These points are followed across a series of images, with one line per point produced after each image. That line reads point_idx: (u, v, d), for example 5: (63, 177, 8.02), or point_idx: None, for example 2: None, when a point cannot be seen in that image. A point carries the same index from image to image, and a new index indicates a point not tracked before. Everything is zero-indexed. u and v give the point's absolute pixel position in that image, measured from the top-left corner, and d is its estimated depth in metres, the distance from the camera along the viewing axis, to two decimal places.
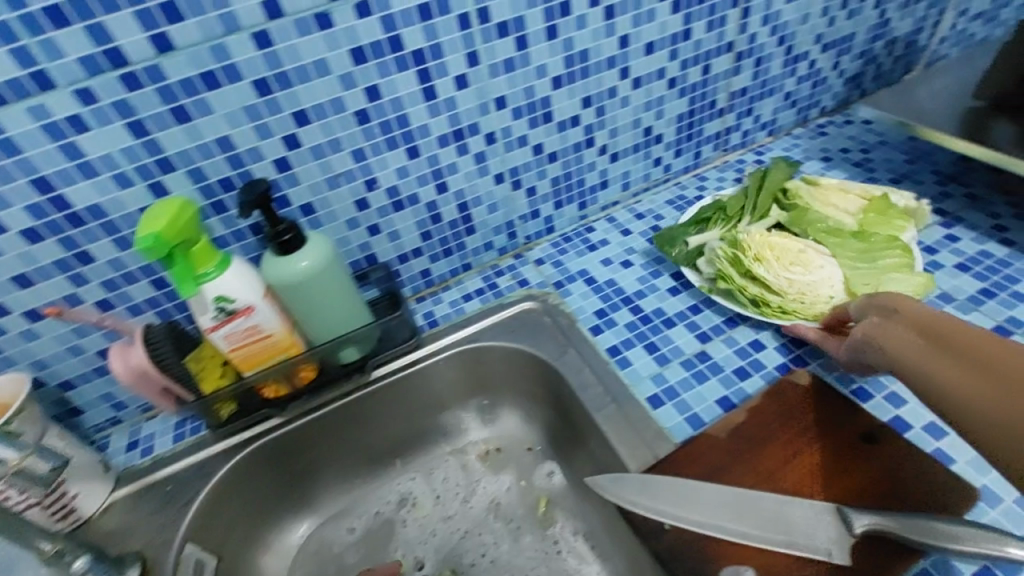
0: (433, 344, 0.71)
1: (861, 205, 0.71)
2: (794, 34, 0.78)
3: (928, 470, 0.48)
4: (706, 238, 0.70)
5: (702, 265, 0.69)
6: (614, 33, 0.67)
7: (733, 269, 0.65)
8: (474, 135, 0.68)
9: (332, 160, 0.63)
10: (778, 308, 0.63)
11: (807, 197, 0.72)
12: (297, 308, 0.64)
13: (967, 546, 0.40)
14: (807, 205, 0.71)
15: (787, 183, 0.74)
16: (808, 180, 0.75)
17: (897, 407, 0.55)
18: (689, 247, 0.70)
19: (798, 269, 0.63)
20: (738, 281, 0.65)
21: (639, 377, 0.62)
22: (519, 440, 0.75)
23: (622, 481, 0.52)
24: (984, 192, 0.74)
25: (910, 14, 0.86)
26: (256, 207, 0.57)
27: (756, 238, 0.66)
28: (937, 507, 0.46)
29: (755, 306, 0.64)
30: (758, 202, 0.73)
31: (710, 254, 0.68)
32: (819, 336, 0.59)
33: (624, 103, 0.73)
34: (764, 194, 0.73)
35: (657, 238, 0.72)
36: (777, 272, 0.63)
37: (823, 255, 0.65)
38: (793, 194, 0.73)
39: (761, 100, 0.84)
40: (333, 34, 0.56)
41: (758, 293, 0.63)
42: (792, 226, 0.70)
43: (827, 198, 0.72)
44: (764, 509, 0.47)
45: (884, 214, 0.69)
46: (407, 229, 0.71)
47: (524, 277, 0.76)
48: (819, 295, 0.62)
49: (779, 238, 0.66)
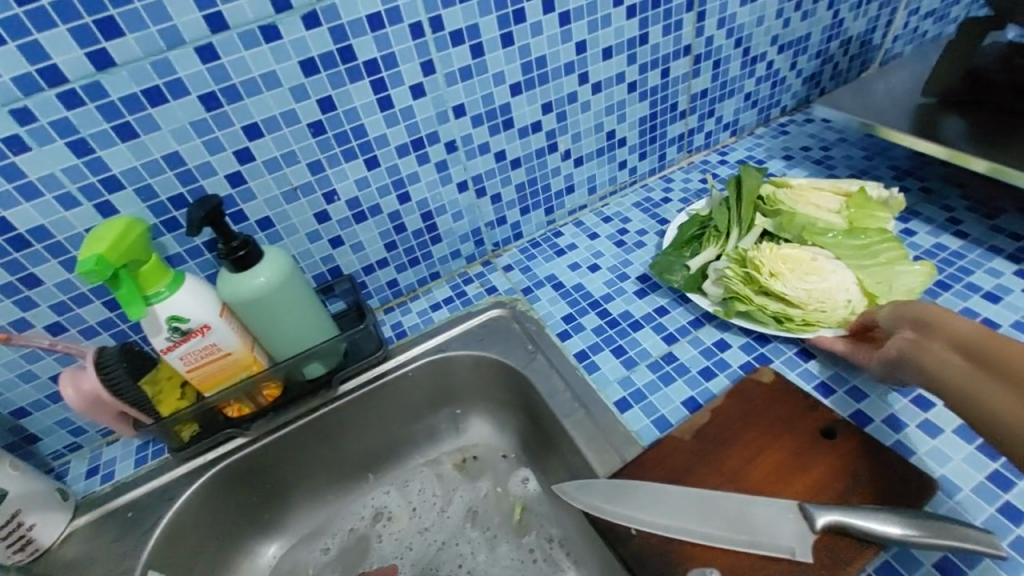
0: (401, 355, 0.69)
1: (841, 202, 0.67)
2: (749, 36, 0.81)
3: (893, 465, 0.45)
4: (705, 259, 0.66)
5: (708, 288, 0.64)
6: (570, 39, 0.67)
7: (748, 288, 0.61)
8: (434, 144, 0.66)
9: (288, 172, 0.61)
10: (802, 322, 0.59)
11: (787, 201, 0.67)
12: (256, 325, 0.60)
13: (927, 537, 0.39)
14: (791, 209, 0.66)
15: (762, 189, 0.70)
16: (776, 182, 0.70)
17: (858, 401, 0.53)
18: (690, 271, 0.66)
19: (814, 278, 0.59)
20: (756, 301, 0.60)
21: (608, 381, 0.61)
22: (493, 448, 0.73)
23: (589, 487, 0.49)
24: (939, 185, 0.75)
25: (862, 15, 0.89)
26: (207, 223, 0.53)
27: (766, 253, 0.62)
28: (903, 500, 0.43)
29: (776, 322, 0.60)
30: (742, 212, 0.68)
31: (715, 274, 0.64)
32: (849, 347, 0.55)
33: (585, 107, 0.74)
34: (745, 203, 0.68)
35: (653, 269, 0.69)
36: (794, 284, 0.59)
37: (831, 260, 0.61)
38: (772, 199, 0.68)
39: (722, 101, 0.86)
40: (281, 47, 0.53)
41: (778, 310, 0.60)
42: (779, 233, 0.66)
43: (802, 198, 0.68)
44: (728, 509, 0.45)
45: (863, 210, 0.65)
46: (371, 240, 0.70)
47: (493, 284, 0.76)
48: (837, 302, 0.58)
49: (788, 248, 0.62)
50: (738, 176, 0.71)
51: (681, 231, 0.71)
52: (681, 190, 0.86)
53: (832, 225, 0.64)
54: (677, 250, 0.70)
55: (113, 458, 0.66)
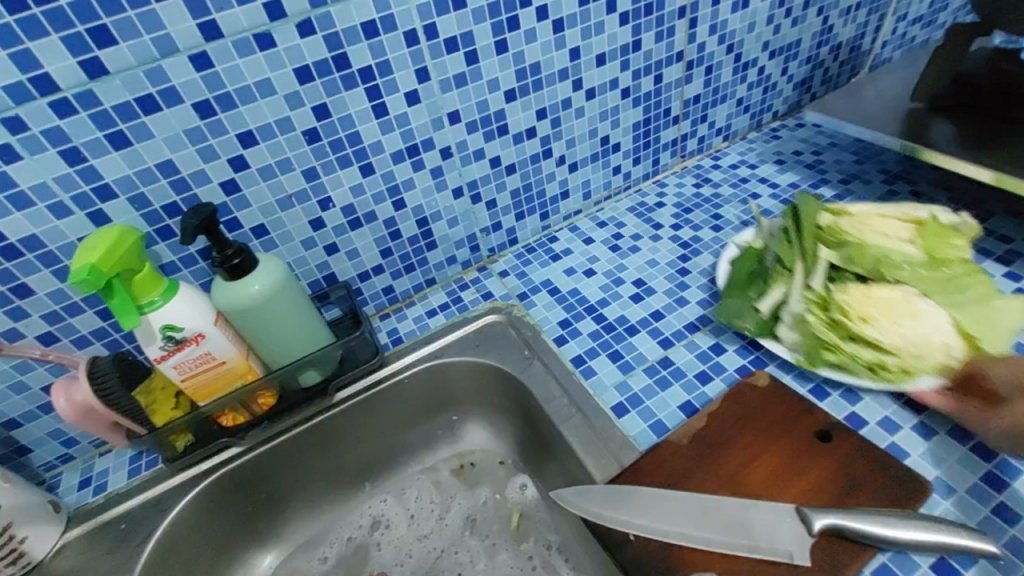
0: (397, 362, 0.69)
1: (912, 229, 0.59)
2: (741, 42, 0.82)
3: (886, 466, 0.46)
4: (777, 301, 0.59)
5: (784, 334, 0.58)
6: (564, 46, 0.68)
7: (833, 334, 0.55)
8: (429, 151, 0.67)
9: (283, 180, 0.61)
10: (900, 370, 0.52)
11: (853, 230, 0.59)
12: (253, 333, 0.60)
13: (919, 536, 0.41)
14: (859, 239, 0.58)
15: (821, 217, 0.62)
16: (835, 211, 0.62)
17: (853, 403, 0.54)
18: (762, 315, 0.59)
19: (910, 321, 0.52)
20: (846, 349, 0.53)
21: (605, 387, 0.61)
22: (491, 453, 0.73)
23: (587, 493, 0.49)
24: (929, 188, 0.76)
25: (852, 21, 0.90)
26: (201, 231, 0.53)
27: (854, 295, 0.54)
28: (896, 502, 0.44)
29: (868, 373, 0.53)
30: (805, 245, 0.60)
31: (792, 319, 0.57)
32: (956, 407, 0.50)
33: (579, 113, 0.75)
34: (807, 235, 0.60)
35: (718, 315, 0.61)
36: (888, 330, 0.52)
37: (921, 297, 0.53)
38: (835, 228, 0.60)
39: (714, 107, 0.87)
40: (275, 54, 0.53)
41: (873, 359, 0.53)
42: (849, 267, 0.57)
43: (866, 226, 0.59)
44: (726, 514, 0.45)
45: (938, 237, 0.57)
46: (366, 247, 0.69)
47: (488, 289, 0.76)
48: (933, 345, 0.51)
49: (878, 287, 0.54)
50: (796, 204, 0.64)
51: (735, 272, 0.65)
52: (675, 195, 0.86)
53: (910, 257, 0.56)
54: (741, 292, 0.62)
55: (106, 469, 0.65)
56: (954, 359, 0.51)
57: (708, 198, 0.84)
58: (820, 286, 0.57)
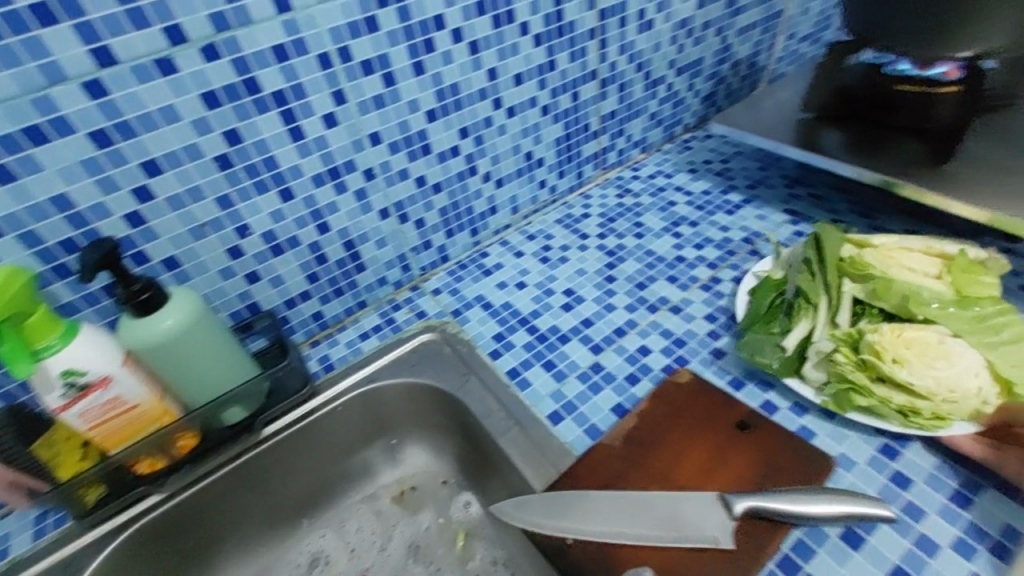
0: (329, 390, 0.67)
1: (940, 265, 0.56)
2: (649, 61, 0.87)
3: (794, 447, 0.50)
4: (800, 338, 0.56)
5: (810, 373, 0.55)
6: (481, 66, 0.69)
7: (864, 376, 0.51)
8: (351, 173, 0.66)
9: (195, 209, 0.58)
10: (932, 416, 0.49)
11: (878, 264, 0.56)
12: (170, 372, 0.57)
13: (813, 508, 0.44)
14: (884, 273, 0.55)
15: (844, 250, 0.60)
16: (858, 243, 0.60)
17: (766, 391, 0.58)
18: (785, 352, 0.56)
19: (943, 363, 0.48)
20: (878, 393, 0.50)
21: (540, 396, 0.62)
22: (432, 474, 0.72)
23: (526, 504, 0.50)
24: (822, 190, 0.83)
25: (747, 40, 0.98)
26: (102, 267, 0.50)
27: (887, 335, 0.50)
28: (803, 479, 0.48)
29: (900, 418, 0.50)
30: (827, 278, 0.58)
31: (817, 356, 0.54)
32: (993, 454, 0.48)
33: (501, 131, 0.76)
34: (830, 267, 0.58)
35: (739, 350, 0.59)
36: (921, 373, 0.48)
37: (952, 337, 0.50)
38: (859, 261, 0.57)
39: (630, 121, 0.92)
40: (179, 80, 0.52)
41: (905, 403, 0.49)
42: (874, 302, 0.55)
43: (892, 259, 0.57)
44: (656, 508, 0.47)
45: (966, 274, 0.55)
46: (291, 273, 0.68)
47: (421, 308, 0.76)
48: (969, 390, 0.48)
49: (910, 326, 0.51)
50: (816, 233, 0.62)
51: (754, 305, 0.63)
52: (599, 205, 0.89)
53: (939, 293, 0.53)
54: (764, 326, 0.60)
55: (4, 534, 0.59)
56: (987, 405, 0.48)
57: (630, 207, 0.88)
58: (846, 323, 0.55)
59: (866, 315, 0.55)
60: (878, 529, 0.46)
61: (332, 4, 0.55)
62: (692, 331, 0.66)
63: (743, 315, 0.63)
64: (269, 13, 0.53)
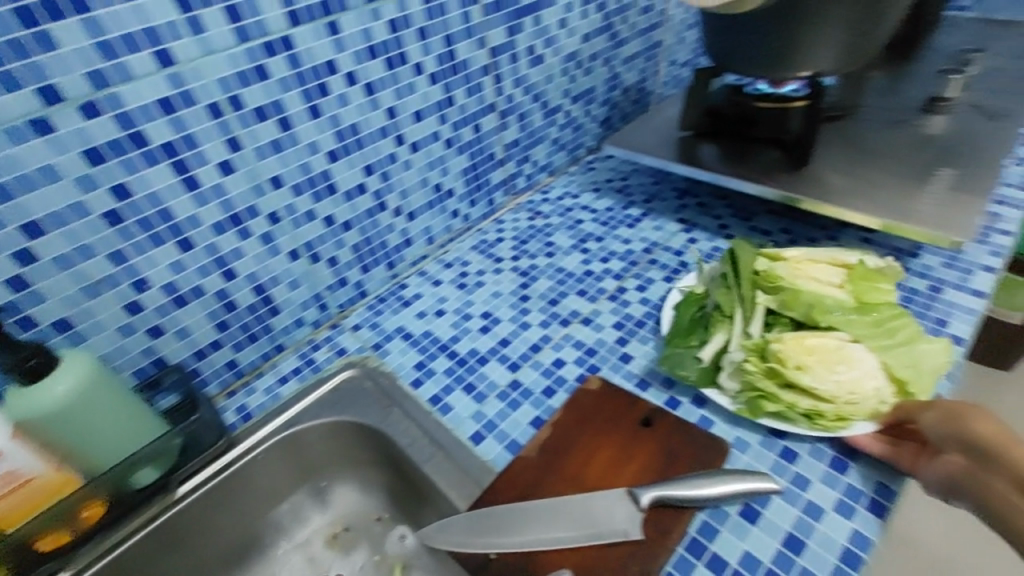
0: (248, 440, 0.66)
1: (841, 273, 0.62)
2: (544, 92, 0.93)
3: (690, 435, 0.54)
4: (717, 349, 0.60)
5: (726, 382, 0.59)
6: (379, 106, 0.72)
7: (772, 383, 0.55)
8: (254, 218, 0.66)
9: (85, 268, 0.56)
10: (835, 417, 0.53)
11: (788, 276, 0.62)
12: (68, 440, 0.53)
13: (706, 489, 0.48)
14: (794, 286, 0.60)
15: (758, 263, 0.64)
16: (770, 256, 0.65)
17: (669, 388, 0.62)
18: (702, 363, 0.60)
19: (844, 368, 0.53)
20: (785, 399, 0.54)
21: (462, 419, 0.63)
22: (365, 512, 0.71)
23: (451, 526, 0.51)
24: (710, 199, 0.91)
25: (633, 68, 1.07)
26: None
27: (789, 344, 0.55)
28: (700, 464, 0.52)
29: (806, 421, 0.54)
30: (743, 291, 0.62)
31: (732, 366, 0.58)
32: (891, 450, 0.52)
33: (407, 166, 0.79)
34: (745, 280, 0.62)
35: (661, 364, 0.62)
36: (823, 378, 0.53)
37: (851, 344, 0.55)
38: (770, 274, 0.62)
39: (534, 148, 0.97)
40: (57, 139, 0.51)
41: (810, 407, 0.54)
42: (784, 312, 0.60)
43: (801, 271, 0.62)
44: (572, 510, 0.49)
45: (866, 282, 0.61)
46: (198, 324, 0.66)
47: (341, 345, 0.76)
48: (867, 391, 0.53)
49: (811, 336, 0.56)
50: (732, 249, 0.66)
51: (677, 319, 0.65)
52: (512, 229, 0.93)
53: (841, 302, 0.59)
54: (684, 339, 0.63)
55: None
56: (885, 403, 0.53)
57: (541, 228, 0.92)
58: (757, 333, 0.59)
59: (777, 325, 0.60)
60: (771, 501, 0.51)
61: (216, 56, 0.57)
62: (601, 340, 0.70)
63: (667, 329, 0.66)
64: (151, 68, 0.53)
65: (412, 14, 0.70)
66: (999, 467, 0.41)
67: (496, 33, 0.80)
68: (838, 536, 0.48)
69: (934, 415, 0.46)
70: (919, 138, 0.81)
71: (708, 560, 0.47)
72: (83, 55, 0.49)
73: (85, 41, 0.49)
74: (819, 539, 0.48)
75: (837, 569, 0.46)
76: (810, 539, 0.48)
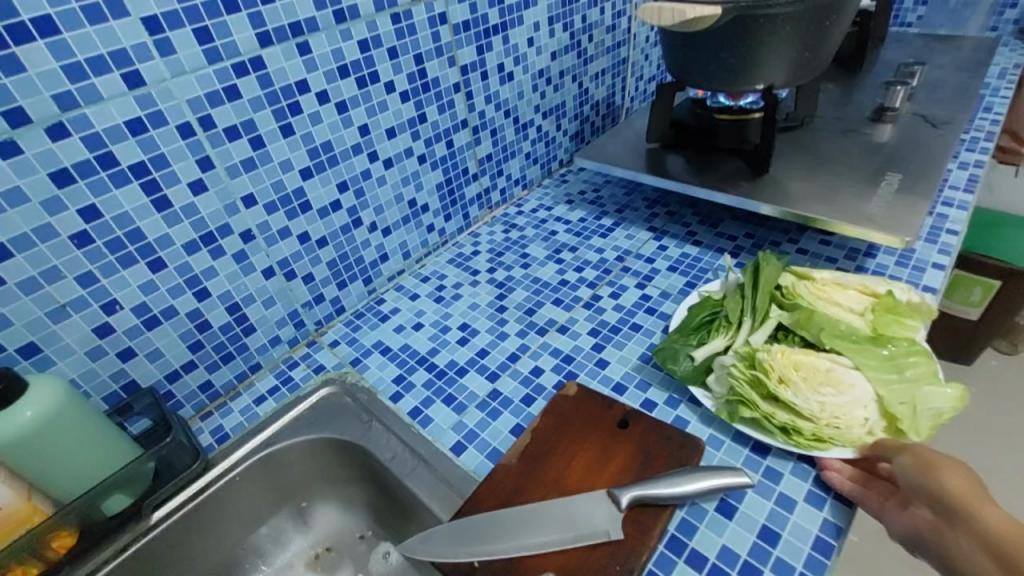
0: (226, 461, 0.65)
1: (867, 302, 0.62)
2: (516, 107, 0.95)
3: (665, 436, 0.56)
4: (712, 351, 0.62)
5: (712, 384, 0.60)
6: (351, 124, 0.73)
7: (754, 391, 0.56)
8: (227, 237, 0.66)
9: (51, 291, 0.55)
10: (813, 436, 0.53)
11: (807, 296, 0.63)
12: (34, 467, 0.52)
13: (685, 489, 0.49)
14: (811, 305, 0.62)
15: (781, 281, 0.66)
16: (798, 274, 0.67)
17: (645, 391, 0.64)
18: (694, 363, 0.62)
19: (829, 390, 0.53)
20: (763, 408, 0.55)
21: (442, 431, 0.63)
22: (348, 531, 0.70)
23: (432, 535, 0.51)
24: (678, 208, 0.94)
25: (601, 84, 1.10)
26: None
27: (777, 355, 0.56)
28: (676, 462, 0.54)
29: (783, 435, 0.55)
30: (757, 303, 0.64)
31: (720, 370, 0.60)
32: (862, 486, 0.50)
33: (381, 181, 0.80)
34: (762, 293, 0.65)
35: (656, 355, 0.65)
36: (806, 396, 0.53)
37: (849, 370, 0.55)
38: (791, 292, 0.64)
39: (508, 161, 0.99)
40: (21, 161, 0.50)
41: (788, 420, 0.54)
42: (797, 329, 0.61)
43: (824, 294, 0.63)
44: (552, 514, 0.50)
45: (891, 314, 0.60)
46: (169, 345, 0.65)
47: (319, 362, 0.76)
48: (854, 419, 0.53)
49: (802, 352, 0.56)
50: (757, 263, 0.68)
51: (688, 319, 0.68)
52: (488, 242, 0.94)
53: (854, 329, 0.59)
54: (684, 337, 0.65)
55: None
56: (873, 434, 0.53)
57: (517, 240, 0.94)
58: (760, 342, 0.61)
59: (786, 341, 0.61)
60: (746, 497, 0.52)
61: (186, 77, 0.57)
62: (578, 347, 0.71)
63: (676, 326, 0.68)
64: (119, 90, 0.53)
65: (382, 34, 0.71)
66: (963, 525, 0.40)
67: (465, 52, 0.82)
68: (810, 526, 0.50)
69: (910, 460, 0.46)
70: (870, 146, 0.85)
71: (688, 557, 0.49)
72: (49, 77, 0.49)
73: (52, 63, 0.49)
74: (793, 529, 0.49)
75: (811, 557, 0.48)
76: (784, 530, 0.49)
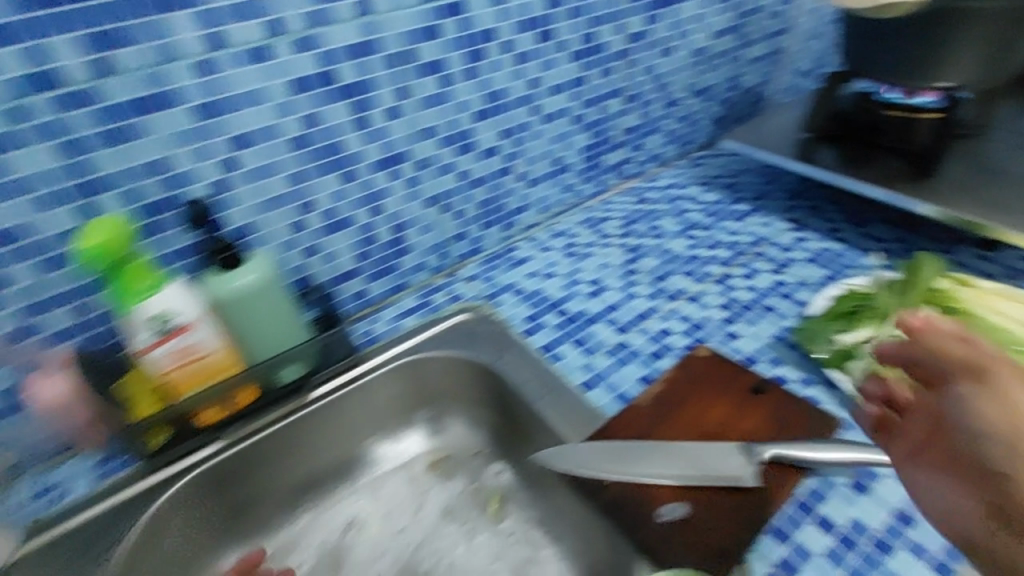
0: (374, 359, 0.71)
1: None
2: (668, 83, 0.97)
3: (797, 409, 0.57)
4: (860, 340, 0.62)
5: (854, 369, 0.61)
6: (525, 75, 0.78)
7: None
8: (406, 162, 0.73)
9: (266, 184, 0.62)
10: None
11: (966, 302, 0.63)
12: (239, 327, 0.61)
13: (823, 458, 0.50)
14: (971, 314, 0.62)
15: (938, 284, 0.65)
16: (957, 279, 0.65)
17: (777, 366, 0.65)
18: (838, 348, 0.62)
19: None
20: None
21: (572, 368, 0.68)
22: (466, 446, 0.75)
23: (567, 453, 0.55)
24: (820, 203, 0.92)
25: (754, 71, 1.09)
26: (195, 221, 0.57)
27: None
28: (809, 433, 0.55)
29: None
30: (912, 302, 0.64)
31: (867, 360, 0.60)
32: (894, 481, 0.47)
33: (538, 134, 0.84)
34: (919, 293, 0.64)
35: (795, 334, 0.65)
36: None
37: None
38: (949, 296, 0.63)
39: (649, 136, 1.01)
40: (268, 67, 0.58)
41: None
42: None
43: (986, 304, 0.62)
44: (683, 454, 0.53)
45: None
46: (343, 250, 0.72)
47: (458, 292, 0.82)
48: None
49: None
50: (916, 260, 0.66)
51: (833, 304, 0.66)
52: (619, 210, 0.97)
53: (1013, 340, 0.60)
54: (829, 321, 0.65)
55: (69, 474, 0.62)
56: None
57: (648, 213, 0.96)
58: None
59: None
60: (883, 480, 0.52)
61: (404, 12, 0.64)
62: (709, 317, 0.73)
63: (814, 308, 0.67)
64: (350, 16, 0.61)
65: None
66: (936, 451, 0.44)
67: (635, 21, 0.86)
68: None
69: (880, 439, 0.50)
70: None
71: (818, 520, 0.50)
72: None
73: None
74: None
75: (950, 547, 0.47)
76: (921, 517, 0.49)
